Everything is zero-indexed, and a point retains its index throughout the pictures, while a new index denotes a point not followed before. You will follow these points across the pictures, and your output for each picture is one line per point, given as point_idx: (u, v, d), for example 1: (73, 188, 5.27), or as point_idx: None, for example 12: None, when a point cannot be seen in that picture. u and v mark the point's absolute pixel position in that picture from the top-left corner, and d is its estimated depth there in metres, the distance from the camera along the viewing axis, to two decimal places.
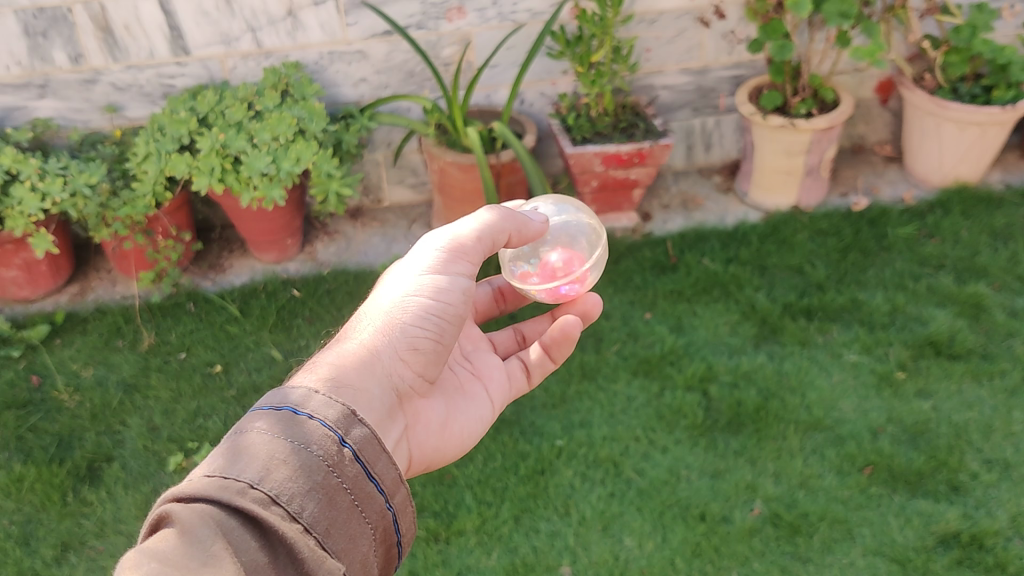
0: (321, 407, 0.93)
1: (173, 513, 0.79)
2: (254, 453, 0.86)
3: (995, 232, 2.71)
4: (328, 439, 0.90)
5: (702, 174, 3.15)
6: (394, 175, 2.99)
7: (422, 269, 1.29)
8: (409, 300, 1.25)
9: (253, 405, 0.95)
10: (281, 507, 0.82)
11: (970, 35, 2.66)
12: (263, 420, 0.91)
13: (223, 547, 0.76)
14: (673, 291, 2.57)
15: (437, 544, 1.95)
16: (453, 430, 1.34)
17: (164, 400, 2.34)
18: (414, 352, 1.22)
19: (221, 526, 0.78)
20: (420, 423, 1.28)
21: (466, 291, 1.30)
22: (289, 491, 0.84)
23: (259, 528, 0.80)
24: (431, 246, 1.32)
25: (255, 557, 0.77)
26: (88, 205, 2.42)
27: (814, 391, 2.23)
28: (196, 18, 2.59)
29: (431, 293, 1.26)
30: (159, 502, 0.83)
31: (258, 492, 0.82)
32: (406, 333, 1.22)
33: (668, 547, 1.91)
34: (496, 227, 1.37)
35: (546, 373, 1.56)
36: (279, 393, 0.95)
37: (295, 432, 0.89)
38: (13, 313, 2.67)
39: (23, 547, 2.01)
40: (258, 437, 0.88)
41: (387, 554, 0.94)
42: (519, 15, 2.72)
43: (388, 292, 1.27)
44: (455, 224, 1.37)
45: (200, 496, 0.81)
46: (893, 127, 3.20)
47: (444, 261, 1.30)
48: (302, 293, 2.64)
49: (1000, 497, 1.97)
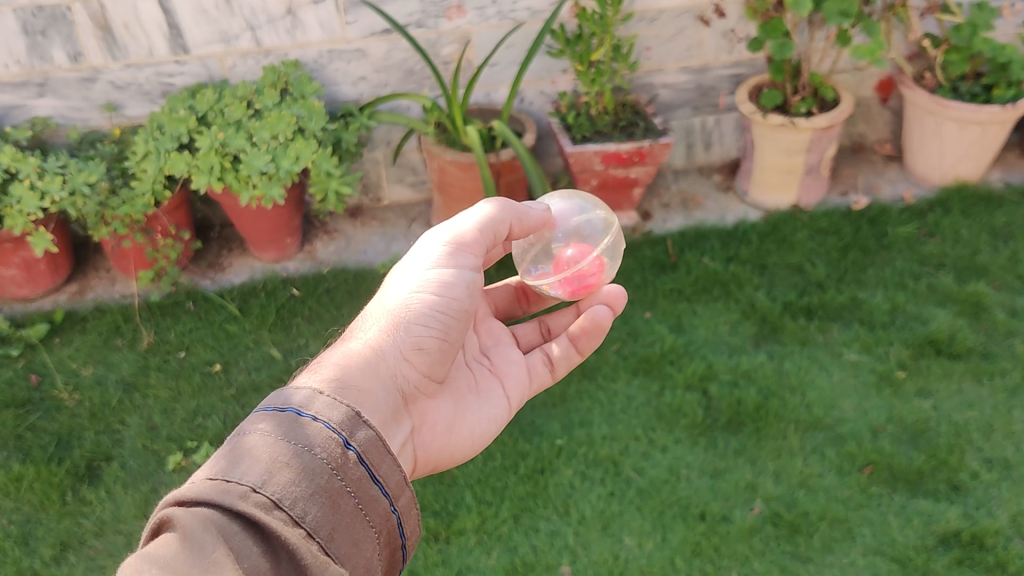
0: (325, 409, 0.93)
1: (174, 517, 0.79)
2: (257, 457, 0.86)
3: (995, 231, 2.70)
4: (331, 441, 0.90)
5: (702, 173, 3.14)
6: (394, 174, 2.99)
7: (424, 268, 1.29)
8: (413, 299, 1.24)
9: (257, 406, 0.96)
10: (284, 511, 0.82)
11: (970, 34, 2.66)
12: (266, 423, 0.91)
13: (225, 553, 0.75)
14: (673, 290, 2.56)
15: (436, 543, 1.95)
16: (463, 430, 1.34)
17: (164, 399, 2.34)
18: (419, 351, 1.22)
19: (222, 531, 0.77)
20: (428, 424, 1.27)
21: (468, 287, 1.29)
22: (291, 496, 0.83)
23: (261, 532, 0.80)
24: (433, 244, 1.31)
25: (258, 562, 0.77)
26: (88, 204, 2.42)
27: (814, 390, 2.23)
28: (196, 16, 2.58)
29: (434, 291, 1.26)
30: (160, 507, 0.82)
31: (260, 496, 0.82)
32: (410, 332, 1.22)
33: (668, 546, 1.91)
34: (495, 220, 1.37)
35: (569, 365, 1.54)
36: (283, 394, 0.96)
37: (297, 435, 0.89)
38: (13, 312, 2.66)
39: (23, 547, 2.00)
40: (261, 439, 0.88)
41: (392, 558, 0.93)
42: (519, 14, 2.72)
43: (392, 291, 1.27)
44: (455, 220, 1.37)
45: (201, 500, 0.80)
46: (894, 125, 3.20)
47: (444, 258, 1.29)
48: (302, 292, 2.63)
49: (1001, 497, 1.97)
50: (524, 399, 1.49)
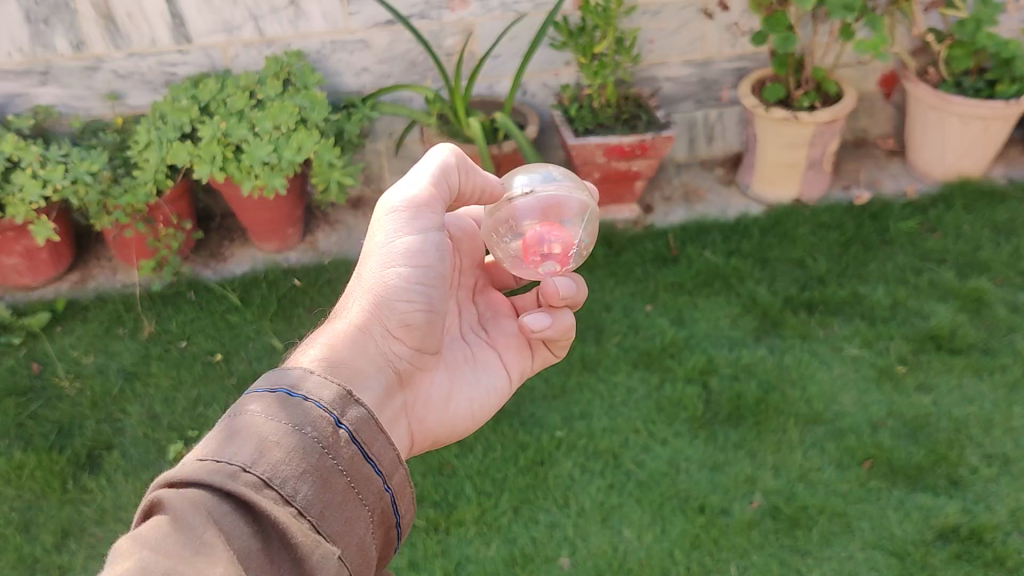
0: (316, 388, 0.93)
1: (164, 498, 0.79)
2: (248, 436, 0.85)
3: (997, 227, 2.70)
4: (322, 421, 0.90)
5: (704, 166, 3.14)
6: (395, 165, 2.98)
7: (388, 239, 1.20)
8: (390, 270, 1.19)
9: (249, 386, 0.95)
10: (274, 490, 0.82)
11: (973, 29, 2.62)
12: (258, 403, 0.90)
13: (215, 534, 0.76)
14: (674, 283, 2.57)
15: (436, 533, 1.95)
16: (460, 402, 1.34)
17: (164, 388, 2.34)
18: (406, 327, 1.20)
19: (211, 511, 0.78)
20: (423, 397, 1.27)
21: (438, 249, 1.22)
22: (281, 475, 0.83)
23: (251, 512, 0.80)
24: (387, 210, 1.22)
25: (248, 544, 0.77)
26: (89, 193, 2.43)
27: (814, 384, 2.23)
28: (199, 6, 2.58)
29: (406, 264, 1.19)
30: (151, 488, 0.82)
31: (250, 475, 0.82)
32: (393, 310, 1.19)
33: (667, 538, 1.91)
34: (445, 167, 1.27)
35: (567, 346, 1.46)
36: (274, 375, 0.95)
37: (289, 414, 0.89)
38: (14, 300, 2.67)
39: (23, 534, 2.01)
40: (252, 418, 0.88)
41: (386, 537, 0.93)
42: (521, 5, 2.71)
43: (366, 271, 1.22)
44: (406, 176, 1.26)
45: (192, 480, 0.80)
46: (896, 121, 3.19)
47: (406, 221, 1.21)
48: (303, 283, 2.63)
49: (1000, 492, 1.97)
50: (526, 375, 1.47)
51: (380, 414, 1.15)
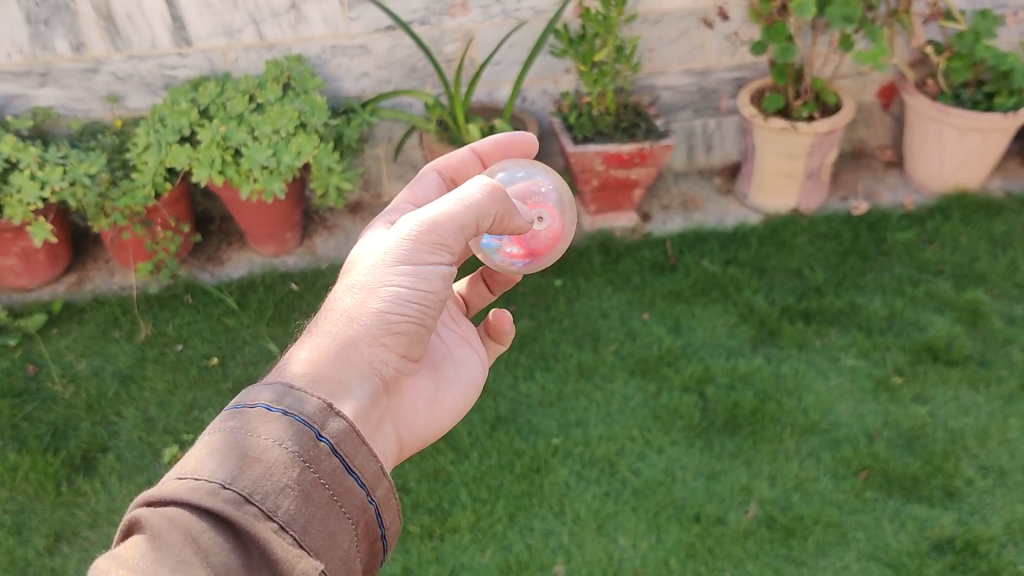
0: (296, 403, 0.92)
1: (142, 518, 0.79)
2: (226, 453, 0.85)
3: (994, 239, 2.71)
4: (303, 435, 0.89)
5: (702, 175, 3.14)
6: (394, 170, 2.98)
7: (391, 254, 1.19)
8: (386, 285, 1.17)
9: (229, 402, 0.94)
10: (254, 506, 0.82)
11: (972, 41, 2.64)
12: (236, 421, 0.89)
13: (193, 553, 0.76)
14: (671, 291, 2.57)
15: (431, 540, 1.95)
16: (446, 402, 1.34)
17: (160, 392, 2.33)
18: (395, 336, 1.18)
19: (190, 528, 0.78)
20: (410, 403, 1.27)
21: (444, 278, 1.21)
22: (262, 490, 0.83)
23: (232, 528, 0.80)
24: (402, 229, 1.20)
25: (228, 560, 0.78)
26: (88, 194, 2.42)
27: (811, 394, 2.23)
28: (199, 9, 2.58)
29: (402, 279, 1.18)
30: (130, 507, 0.82)
31: (229, 492, 0.82)
32: (383, 320, 1.16)
33: (662, 547, 1.91)
34: (482, 209, 1.23)
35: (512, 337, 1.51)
36: (252, 391, 0.94)
37: (267, 430, 0.88)
38: (11, 301, 2.66)
39: (16, 537, 2.00)
40: (230, 439, 0.87)
41: (371, 549, 0.92)
42: (522, 13, 2.72)
43: (357, 280, 1.19)
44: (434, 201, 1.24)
45: (171, 500, 0.81)
46: (895, 131, 3.20)
47: (413, 242, 1.19)
48: (300, 287, 2.64)
49: (995, 503, 1.97)
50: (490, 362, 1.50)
51: (366, 422, 1.13)
